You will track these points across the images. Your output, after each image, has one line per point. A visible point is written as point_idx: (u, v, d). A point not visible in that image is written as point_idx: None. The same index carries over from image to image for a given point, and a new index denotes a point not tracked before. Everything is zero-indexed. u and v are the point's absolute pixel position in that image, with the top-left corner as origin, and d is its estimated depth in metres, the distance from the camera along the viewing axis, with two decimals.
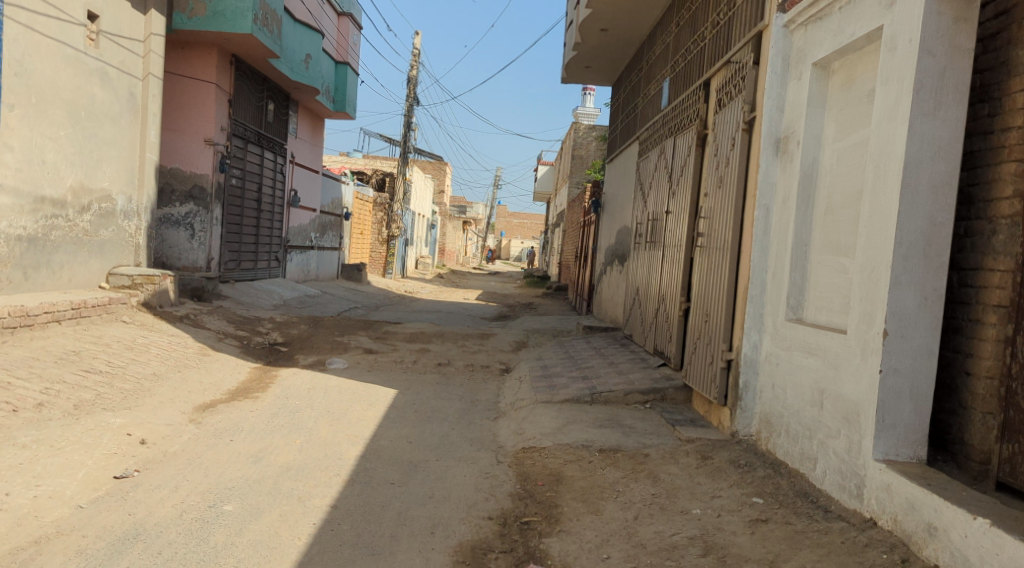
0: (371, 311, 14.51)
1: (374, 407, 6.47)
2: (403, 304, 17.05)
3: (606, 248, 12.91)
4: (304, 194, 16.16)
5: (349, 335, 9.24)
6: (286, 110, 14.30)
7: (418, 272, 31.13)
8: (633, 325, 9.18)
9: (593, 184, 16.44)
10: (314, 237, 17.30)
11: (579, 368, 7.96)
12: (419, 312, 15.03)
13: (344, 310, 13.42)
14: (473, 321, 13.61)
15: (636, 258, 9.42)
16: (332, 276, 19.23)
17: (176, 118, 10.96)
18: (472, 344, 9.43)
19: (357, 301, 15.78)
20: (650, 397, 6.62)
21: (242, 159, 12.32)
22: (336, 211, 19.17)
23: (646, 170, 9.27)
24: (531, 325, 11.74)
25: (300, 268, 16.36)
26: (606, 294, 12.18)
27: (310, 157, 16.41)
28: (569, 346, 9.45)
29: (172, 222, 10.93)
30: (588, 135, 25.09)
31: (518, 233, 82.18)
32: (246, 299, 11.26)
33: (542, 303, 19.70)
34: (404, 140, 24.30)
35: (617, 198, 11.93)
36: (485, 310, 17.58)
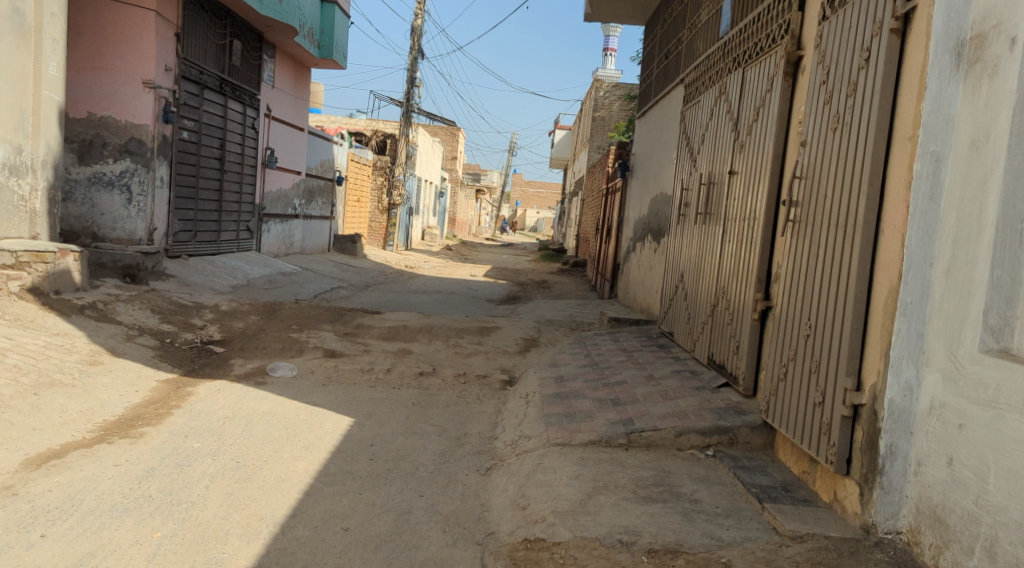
0: (359, 292, 12.50)
1: (309, 452, 4.46)
2: (399, 282, 15.03)
3: (635, 220, 10.78)
4: (286, 154, 14.20)
5: (308, 331, 7.21)
6: (258, 53, 12.23)
7: (424, 243, 29.07)
8: (676, 323, 7.07)
9: (618, 146, 14.30)
10: (299, 204, 15.36)
11: (606, 385, 5.87)
12: (415, 294, 13.01)
13: (324, 293, 11.44)
14: (475, 307, 11.58)
15: (680, 236, 7.28)
16: (322, 249, 17.19)
17: (106, 54, 8.93)
18: (467, 344, 7.35)
19: (345, 279, 13.76)
20: (714, 440, 4.58)
21: (196, 109, 10.26)
22: (326, 175, 17.10)
23: (695, 119, 7.11)
24: (543, 315, 9.67)
25: (281, 240, 14.37)
26: (636, 278, 10.06)
27: (293, 112, 14.44)
28: (592, 347, 7.38)
29: (104, 183, 8.99)
30: (611, 94, 22.92)
31: (534, 203, 79.92)
32: (197, 278, 9.41)
33: (557, 281, 17.66)
34: (407, 98, 22.09)
35: (652, 160, 9.78)
36: (493, 289, 15.55)
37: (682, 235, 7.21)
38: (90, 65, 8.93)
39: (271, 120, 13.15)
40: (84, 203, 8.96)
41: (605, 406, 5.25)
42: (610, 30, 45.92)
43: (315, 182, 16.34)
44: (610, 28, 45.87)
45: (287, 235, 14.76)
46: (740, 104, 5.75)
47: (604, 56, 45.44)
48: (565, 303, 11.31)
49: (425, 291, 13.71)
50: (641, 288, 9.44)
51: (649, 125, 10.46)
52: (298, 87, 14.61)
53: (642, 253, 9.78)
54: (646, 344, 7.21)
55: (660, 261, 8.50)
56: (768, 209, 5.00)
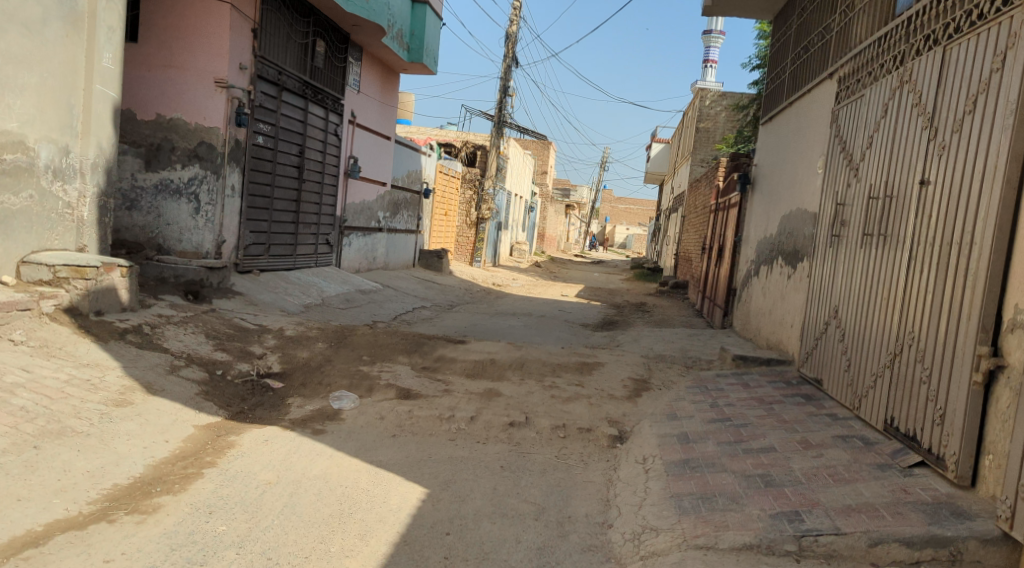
0: (442, 313, 11.52)
1: (364, 546, 3.35)
2: (486, 302, 14.01)
3: (757, 240, 9.38)
4: (371, 164, 13.43)
5: (381, 364, 6.19)
6: (343, 56, 11.51)
7: (512, 259, 28.12)
8: (827, 369, 5.68)
9: (732, 157, 12.99)
10: (384, 217, 14.57)
11: (749, 452, 4.54)
12: (504, 316, 11.93)
13: (405, 315, 10.49)
14: (569, 335, 10.41)
15: (831, 260, 5.90)
16: (406, 264, 16.37)
17: (177, 50, 8.27)
18: (565, 385, 6.13)
19: (429, 298, 12.83)
20: (924, 555, 3.24)
21: (274, 113, 9.54)
22: (413, 187, 16.33)
23: (856, 117, 5.74)
24: (650, 348, 8.36)
25: (362, 255, 13.58)
26: (761, 308, 8.63)
27: (380, 120, 13.69)
28: (718, 394, 6.06)
29: (172, 191, 8.30)
30: (717, 104, 21.78)
31: (623, 219, 78.31)
32: (266, 296, 8.62)
33: (657, 303, 16.37)
34: (498, 108, 21.20)
35: (784, 170, 8.38)
36: (587, 312, 14.34)
37: (834, 259, 5.83)
38: (161, 63, 8.27)
39: (355, 128, 12.41)
40: (149, 212, 8.27)
41: (755, 486, 3.92)
42: (710, 42, 44.34)
43: (401, 194, 15.53)
44: (710, 40, 44.26)
45: (370, 249, 13.98)
46: (939, 92, 4.37)
47: (704, 68, 43.88)
48: (673, 333, 9.97)
49: (515, 313, 12.63)
50: (771, 320, 8.01)
51: (777, 131, 9.07)
52: (386, 93, 13.86)
53: (770, 278, 8.39)
54: (788, 395, 5.82)
55: (797, 290, 7.10)
56: (997, 228, 3.63)
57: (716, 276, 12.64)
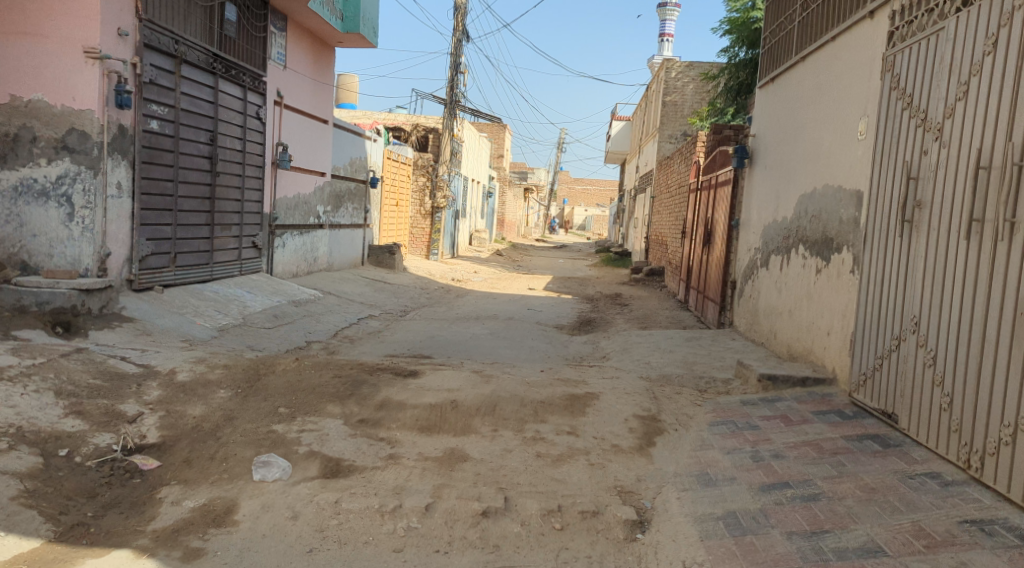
0: (393, 322, 9.87)
1: None
2: (445, 304, 12.38)
3: (765, 225, 7.91)
4: (305, 151, 11.66)
5: (304, 422, 4.56)
6: (260, 23, 9.70)
7: (472, 249, 26.49)
8: (907, 403, 4.21)
9: (715, 128, 11.54)
10: (324, 212, 12.81)
11: (849, 560, 3.01)
12: (466, 322, 10.33)
13: (348, 329, 8.82)
14: (545, 344, 8.85)
15: (902, 254, 4.42)
16: (354, 263, 14.63)
17: (32, 12, 6.43)
18: (556, 438, 4.55)
19: (379, 303, 11.15)
20: None
21: (173, 92, 7.73)
22: (357, 176, 14.56)
23: (932, 60, 4.24)
24: (647, 364, 6.83)
25: (300, 257, 11.83)
26: (779, 308, 7.15)
27: (314, 100, 11.91)
28: (758, 439, 4.55)
29: (36, 193, 6.51)
30: (684, 75, 20.47)
31: (582, 201, 77.12)
32: (169, 321, 6.88)
33: (633, 294, 14.98)
34: (450, 86, 19.45)
35: (801, 138, 6.89)
36: (559, 309, 12.83)
37: (907, 253, 4.34)
38: (11, 29, 6.43)
39: (283, 110, 10.63)
40: (7, 220, 6.48)
41: None
42: (666, 14, 43.03)
43: (344, 184, 13.76)
44: (666, 13, 42.98)
45: (309, 249, 12.22)
46: None
47: (661, 42, 42.69)
48: (666, 337, 8.48)
49: (478, 315, 11.05)
50: (798, 323, 6.53)
51: (786, 92, 7.57)
52: (319, 69, 12.07)
53: (791, 270, 6.91)
54: (854, 440, 4.33)
55: (840, 288, 5.60)
56: None
57: (705, 265, 11.18)
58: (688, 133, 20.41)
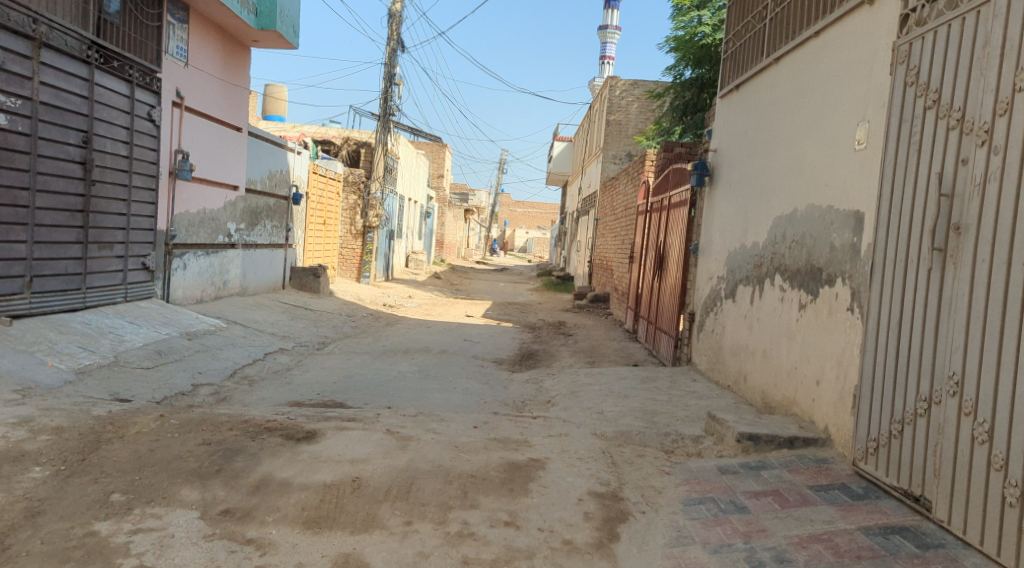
0: (308, 357, 8.59)
1: None
2: (371, 333, 11.13)
3: (730, 251, 6.98)
4: (213, 161, 10.33)
5: (143, 516, 3.30)
6: (154, 10, 8.43)
7: (408, 272, 25.20)
8: (953, 489, 3.22)
9: (673, 148, 10.66)
10: (236, 230, 11.44)
11: None
12: (392, 356, 9.11)
13: (251, 366, 7.52)
14: (480, 384, 7.72)
15: (934, 294, 3.48)
16: (273, 287, 13.23)
17: None
18: (490, 533, 3.42)
19: (293, 333, 9.83)
20: None
21: (30, 81, 6.41)
22: (277, 191, 13.22)
23: (980, 46, 3.35)
24: (601, 415, 5.75)
25: (205, 280, 10.44)
26: (752, 347, 6.19)
27: (225, 104, 10.61)
28: (752, 530, 3.51)
29: None
30: (629, 93, 19.82)
31: (524, 223, 76.53)
32: (10, 361, 5.49)
33: (578, 322, 13.98)
34: (383, 99, 18.29)
35: (776, 152, 6.01)
36: (498, 339, 11.71)
37: (944, 292, 3.40)
38: None
39: (184, 112, 9.31)
40: None
41: None
42: (607, 37, 42.85)
43: (260, 200, 12.39)
44: (607, 36, 42.78)
45: (217, 272, 10.81)
46: None
47: (602, 65, 42.50)
48: (619, 377, 7.43)
49: (408, 348, 9.85)
50: (778, 367, 5.57)
51: (754, 101, 6.70)
52: (232, 70, 10.78)
53: (765, 304, 5.97)
54: (877, 534, 3.32)
55: (836, 329, 4.65)
56: None
57: (657, 294, 10.22)
58: (633, 154, 19.72)
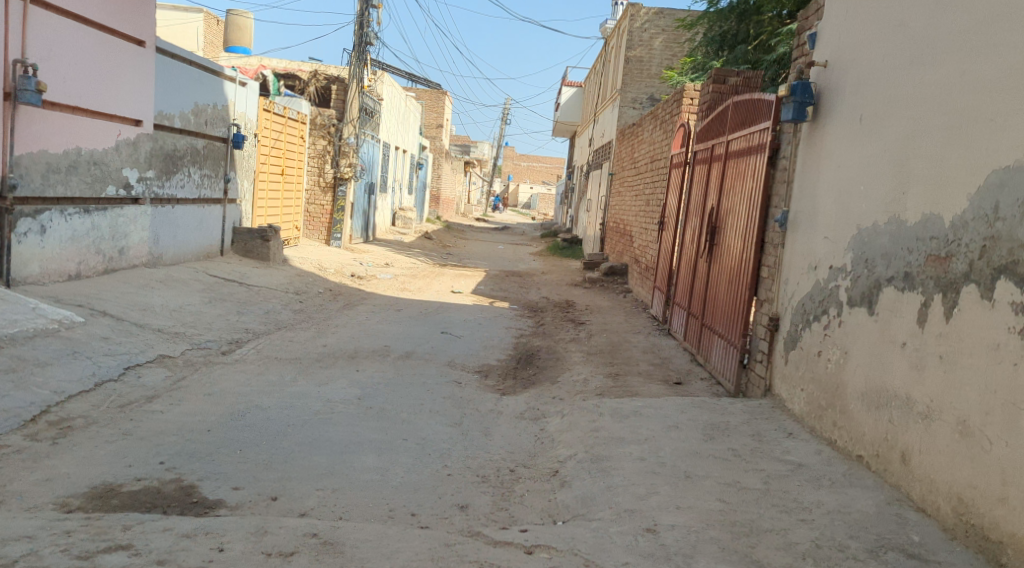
0: (202, 370, 5.86)
1: None
2: (319, 321, 8.41)
3: (866, 229, 4.17)
4: (94, 82, 7.45)
5: None
6: None
7: (394, 232, 22.38)
8: None
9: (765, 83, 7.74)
10: (141, 179, 8.62)
11: None
12: (332, 365, 6.40)
13: (88, 396, 4.79)
14: (447, 425, 5.00)
15: None
16: (202, 253, 10.44)
17: None
18: None
19: (200, 325, 7.09)
20: None
21: None
22: (208, 131, 10.32)
23: None
24: (658, 547, 3.03)
25: (90, 248, 7.65)
26: (924, 408, 3.42)
27: (114, 4, 7.70)
28: None
29: None
30: (652, 25, 16.75)
31: (527, 178, 73.46)
32: None
33: (589, 302, 11.24)
34: (359, 24, 15.22)
35: (1013, 43, 3.14)
36: (488, 330, 8.97)
37: None
38: None
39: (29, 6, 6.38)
40: None
41: None
42: None
43: (180, 141, 9.52)
44: None
45: (110, 235, 8.01)
46: None
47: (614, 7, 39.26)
48: (668, 423, 4.70)
49: (360, 347, 7.14)
50: (1018, 467, 2.80)
51: None
52: None
53: (967, 334, 3.19)
54: None
55: None
56: None
57: (705, 277, 7.47)
58: (655, 97, 16.87)
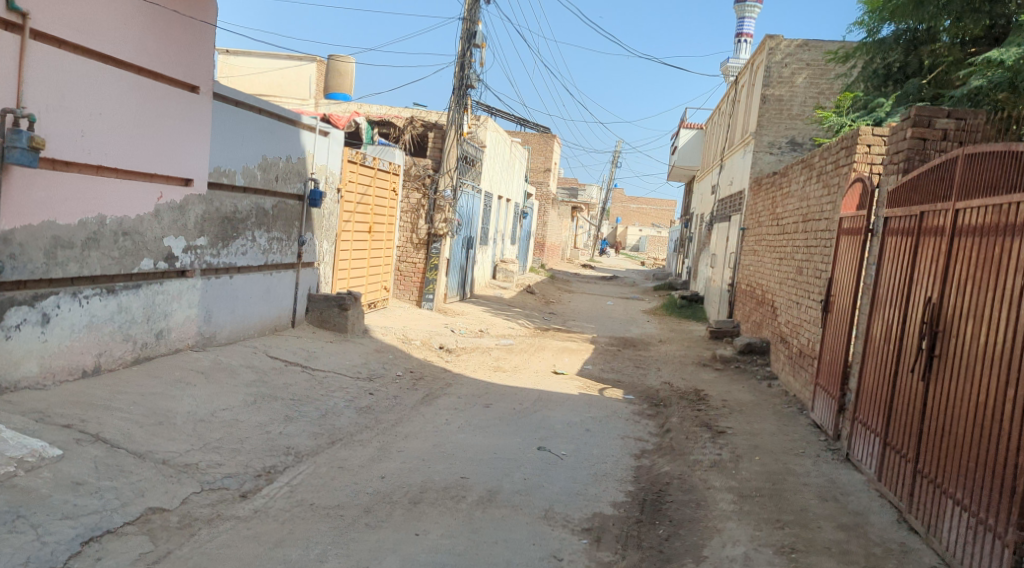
0: (201, 535, 4.17)
1: None
2: (387, 428, 6.68)
3: None
4: (125, 136, 6.13)
5: None
6: None
7: (494, 286, 20.77)
8: None
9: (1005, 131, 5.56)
10: (190, 248, 7.26)
11: None
12: (386, 521, 4.61)
13: None
14: None
15: None
16: (268, 327, 9.04)
17: None
18: None
19: (229, 443, 5.48)
20: None
21: None
22: (280, 188, 8.98)
23: None
24: None
25: (114, 336, 6.22)
26: None
27: (159, 45, 6.43)
28: None
29: None
30: (794, 59, 14.58)
31: (637, 221, 71.18)
32: None
33: (726, 396, 9.05)
34: (459, 65, 13.75)
35: None
36: (600, 442, 6.98)
37: None
38: None
39: (27, 43, 5.11)
40: None
41: None
42: (745, 12, 37.67)
43: (243, 201, 8.18)
44: (744, 10, 37.54)
45: (144, 317, 6.62)
46: None
47: (736, 44, 37.59)
48: None
49: (429, 482, 5.33)
50: None
51: None
52: None
53: None
54: None
55: None
56: None
57: (913, 399, 5.24)
58: (796, 141, 14.61)
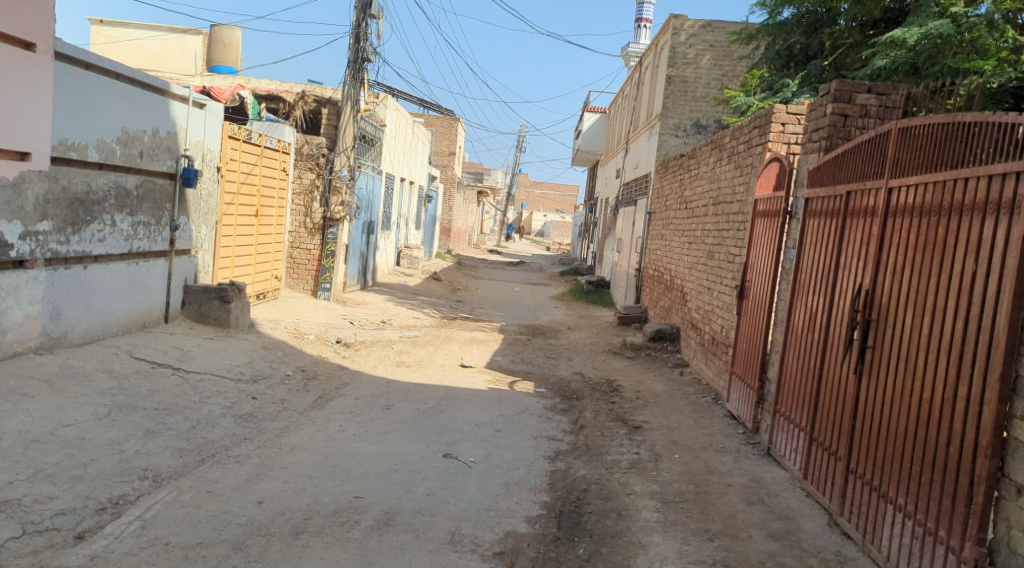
0: None
1: None
2: (270, 439, 5.87)
3: None
4: None
5: None
6: None
7: (398, 274, 19.88)
8: None
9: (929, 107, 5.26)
10: (29, 235, 6.18)
11: None
12: (259, 560, 3.86)
13: None
14: None
15: None
16: (135, 324, 7.98)
17: None
18: None
19: (69, 468, 4.57)
20: None
21: None
22: (146, 165, 7.90)
23: None
24: None
25: None
26: None
27: None
28: None
29: None
30: (698, 40, 14.38)
31: (541, 206, 71.29)
32: None
33: (640, 387, 8.66)
34: (354, 36, 12.79)
35: None
36: (510, 444, 6.41)
37: None
38: None
39: None
40: None
41: None
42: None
43: (97, 180, 7.10)
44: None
45: None
46: None
47: (637, 29, 37.74)
48: None
49: (314, 504, 4.60)
50: None
51: None
52: None
53: None
54: None
55: None
56: None
57: (841, 392, 4.89)
58: (701, 123, 14.47)
